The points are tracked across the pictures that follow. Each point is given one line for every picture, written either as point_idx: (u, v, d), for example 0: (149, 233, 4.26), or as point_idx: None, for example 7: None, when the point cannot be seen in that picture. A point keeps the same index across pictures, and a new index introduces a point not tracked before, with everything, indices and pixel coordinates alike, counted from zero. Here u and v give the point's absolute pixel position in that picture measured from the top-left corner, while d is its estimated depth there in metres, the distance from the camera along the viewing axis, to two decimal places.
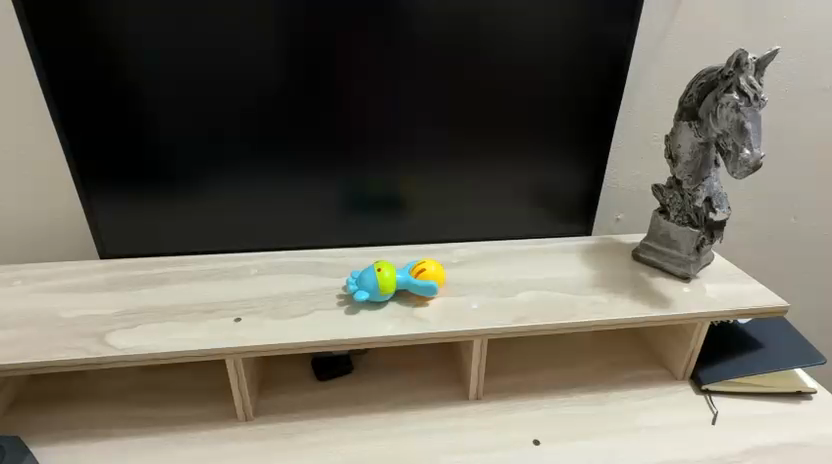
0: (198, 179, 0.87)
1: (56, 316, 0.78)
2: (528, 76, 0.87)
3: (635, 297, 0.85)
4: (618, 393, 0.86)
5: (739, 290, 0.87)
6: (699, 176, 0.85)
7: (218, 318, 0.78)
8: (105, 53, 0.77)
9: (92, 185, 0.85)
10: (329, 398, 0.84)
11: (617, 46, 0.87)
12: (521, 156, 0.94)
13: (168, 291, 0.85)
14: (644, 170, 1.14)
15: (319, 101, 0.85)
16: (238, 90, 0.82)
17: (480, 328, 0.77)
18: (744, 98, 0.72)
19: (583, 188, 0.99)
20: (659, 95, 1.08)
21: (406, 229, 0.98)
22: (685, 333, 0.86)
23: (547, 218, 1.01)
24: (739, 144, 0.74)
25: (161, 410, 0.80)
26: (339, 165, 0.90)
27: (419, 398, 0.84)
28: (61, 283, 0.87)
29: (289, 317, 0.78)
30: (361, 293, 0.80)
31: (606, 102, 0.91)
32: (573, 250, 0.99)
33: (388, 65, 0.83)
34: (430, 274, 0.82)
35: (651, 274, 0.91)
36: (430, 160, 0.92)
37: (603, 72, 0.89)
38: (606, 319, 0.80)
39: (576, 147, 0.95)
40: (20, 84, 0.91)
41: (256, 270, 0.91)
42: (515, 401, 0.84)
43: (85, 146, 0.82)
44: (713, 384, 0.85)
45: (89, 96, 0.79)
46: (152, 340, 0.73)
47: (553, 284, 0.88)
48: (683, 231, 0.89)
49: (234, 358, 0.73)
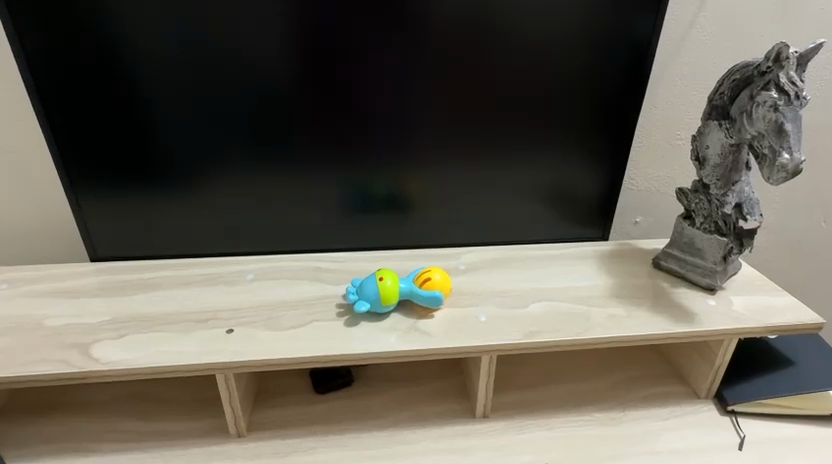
0: (192, 181, 0.83)
1: (40, 325, 0.74)
2: (544, 70, 0.81)
3: (656, 310, 0.79)
4: (634, 412, 0.81)
5: (767, 304, 0.80)
6: (729, 180, 0.78)
7: (210, 329, 0.73)
8: (91, 46, 0.72)
9: (81, 185, 0.81)
10: (327, 412, 0.79)
11: (642, 36, 0.81)
12: (534, 157, 0.88)
13: (160, 296, 0.80)
14: (666, 170, 1.07)
15: (319, 97, 0.79)
16: (233, 88, 0.77)
17: (490, 344, 0.72)
18: (783, 96, 0.66)
19: (600, 191, 0.93)
20: (684, 90, 1.01)
21: (411, 232, 0.92)
22: (710, 350, 0.80)
23: (560, 223, 0.95)
24: (776, 148, 0.67)
25: (150, 424, 0.76)
26: (340, 166, 0.84)
27: (422, 414, 0.79)
28: (49, 286, 0.82)
29: (284, 328, 0.73)
30: (361, 304, 0.75)
31: (627, 99, 0.85)
32: (588, 257, 0.93)
33: (392, 57, 0.77)
34: (436, 284, 0.77)
35: (673, 285, 0.85)
36: (438, 157, 0.86)
37: (624, 67, 0.83)
38: (625, 335, 0.74)
39: (594, 148, 0.88)
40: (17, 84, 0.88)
41: (252, 275, 0.86)
42: (525, 420, 0.79)
43: (73, 144, 0.78)
44: (739, 405, 0.79)
45: (75, 90, 0.75)
46: (139, 352, 0.69)
47: (567, 294, 0.83)
48: (710, 238, 0.82)
49: (225, 373, 0.69)
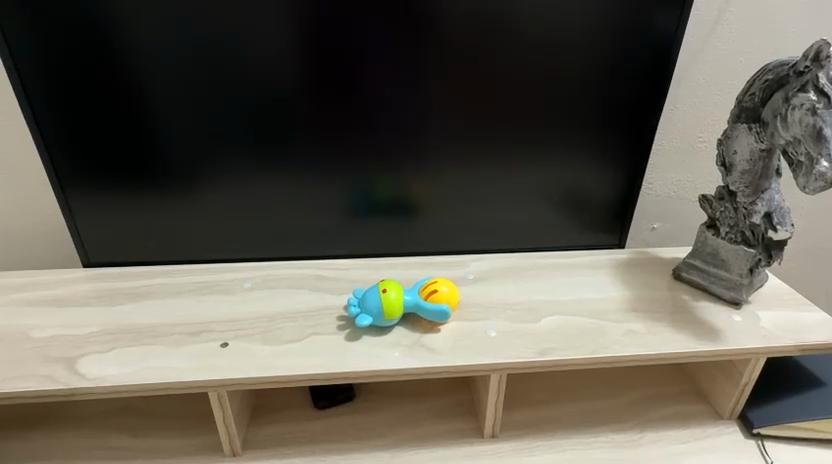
0: (187, 184, 0.79)
1: (26, 336, 0.70)
2: (560, 68, 0.76)
3: (678, 326, 0.74)
4: (653, 433, 0.76)
5: (798, 320, 0.75)
6: (758, 188, 0.73)
7: (203, 343, 0.69)
8: (79, 41, 0.68)
9: (71, 188, 0.77)
10: (328, 430, 0.75)
11: (666, 33, 0.75)
12: (547, 160, 0.83)
13: (152, 306, 0.77)
14: (686, 174, 1.02)
15: (321, 96, 0.74)
16: (229, 87, 0.73)
17: (500, 362, 0.67)
18: (823, 98, 0.60)
19: (617, 196, 0.88)
20: (707, 89, 0.95)
21: (418, 238, 0.88)
22: (735, 369, 0.75)
23: (574, 229, 0.91)
24: (814, 155, 0.61)
25: (142, 440, 0.73)
26: (344, 168, 0.80)
27: (427, 433, 0.75)
28: (39, 294, 0.79)
29: (282, 343, 0.69)
30: (363, 317, 0.70)
31: (647, 100, 0.80)
32: (603, 266, 0.88)
33: (398, 54, 0.73)
34: (443, 296, 0.73)
35: (695, 298, 0.80)
36: (447, 160, 0.81)
37: (645, 66, 0.77)
38: (645, 354, 0.69)
39: (612, 150, 0.84)
40: (4, 82, 0.83)
41: (250, 283, 0.82)
42: (536, 440, 0.74)
43: (62, 144, 0.74)
44: (765, 428, 0.74)
45: (62, 88, 0.70)
46: (127, 367, 0.65)
47: (582, 307, 0.78)
48: (735, 249, 0.77)
49: (218, 391, 0.65)
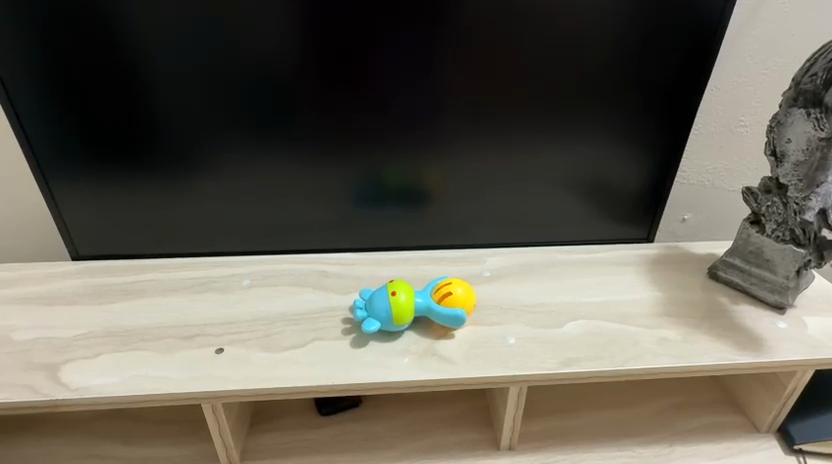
0: (177, 173, 0.72)
1: (7, 339, 0.65)
2: (593, 44, 0.68)
3: (716, 334, 0.67)
4: (682, 447, 0.70)
5: None
6: (813, 181, 0.64)
7: (196, 349, 0.64)
8: (51, 16, 0.60)
9: (53, 180, 0.71)
10: (332, 440, 0.70)
11: (716, 4, 0.66)
12: (574, 148, 0.75)
13: (143, 305, 0.71)
14: (722, 161, 0.93)
15: (323, 76, 0.67)
16: (222, 66, 0.65)
17: (521, 374, 0.61)
18: None
19: (649, 187, 0.80)
20: (754, 67, 0.86)
21: (430, 231, 0.81)
22: (777, 380, 0.68)
23: (600, 222, 0.83)
24: None
25: (135, 448, 0.68)
26: (350, 156, 0.73)
27: (437, 444, 0.70)
28: (24, 290, 0.74)
29: (283, 350, 0.64)
30: (370, 322, 0.64)
31: (690, 80, 0.71)
32: (632, 263, 0.81)
33: (411, 27, 0.65)
34: (458, 299, 0.66)
35: (733, 300, 0.73)
36: (464, 147, 0.74)
37: (690, 41, 0.69)
38: (681, 367, 0.63)
39: (647, 137, 0.75)
40: None
41: (249, 280, 0.76)
42: (556, 454, 0.69)
43: (42, 134, 0.67)
44: (809, 444, 0.68)
45: (38, 66, 0.63)
46: (113, 377, 0.60)
47: (610, 311, 0.71)
48: (783, 249, 0.70)
49: (212, 403, 0.60)
